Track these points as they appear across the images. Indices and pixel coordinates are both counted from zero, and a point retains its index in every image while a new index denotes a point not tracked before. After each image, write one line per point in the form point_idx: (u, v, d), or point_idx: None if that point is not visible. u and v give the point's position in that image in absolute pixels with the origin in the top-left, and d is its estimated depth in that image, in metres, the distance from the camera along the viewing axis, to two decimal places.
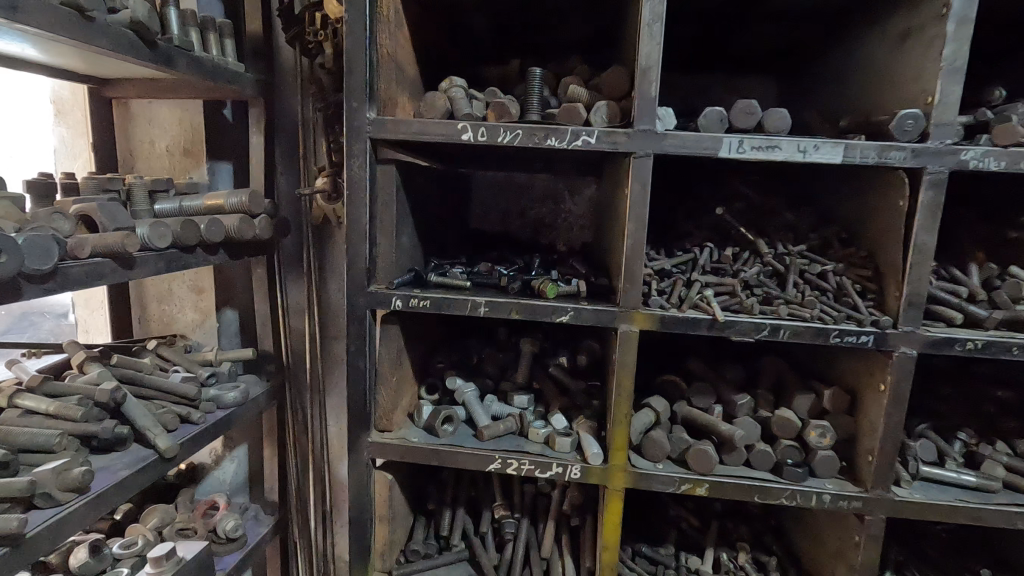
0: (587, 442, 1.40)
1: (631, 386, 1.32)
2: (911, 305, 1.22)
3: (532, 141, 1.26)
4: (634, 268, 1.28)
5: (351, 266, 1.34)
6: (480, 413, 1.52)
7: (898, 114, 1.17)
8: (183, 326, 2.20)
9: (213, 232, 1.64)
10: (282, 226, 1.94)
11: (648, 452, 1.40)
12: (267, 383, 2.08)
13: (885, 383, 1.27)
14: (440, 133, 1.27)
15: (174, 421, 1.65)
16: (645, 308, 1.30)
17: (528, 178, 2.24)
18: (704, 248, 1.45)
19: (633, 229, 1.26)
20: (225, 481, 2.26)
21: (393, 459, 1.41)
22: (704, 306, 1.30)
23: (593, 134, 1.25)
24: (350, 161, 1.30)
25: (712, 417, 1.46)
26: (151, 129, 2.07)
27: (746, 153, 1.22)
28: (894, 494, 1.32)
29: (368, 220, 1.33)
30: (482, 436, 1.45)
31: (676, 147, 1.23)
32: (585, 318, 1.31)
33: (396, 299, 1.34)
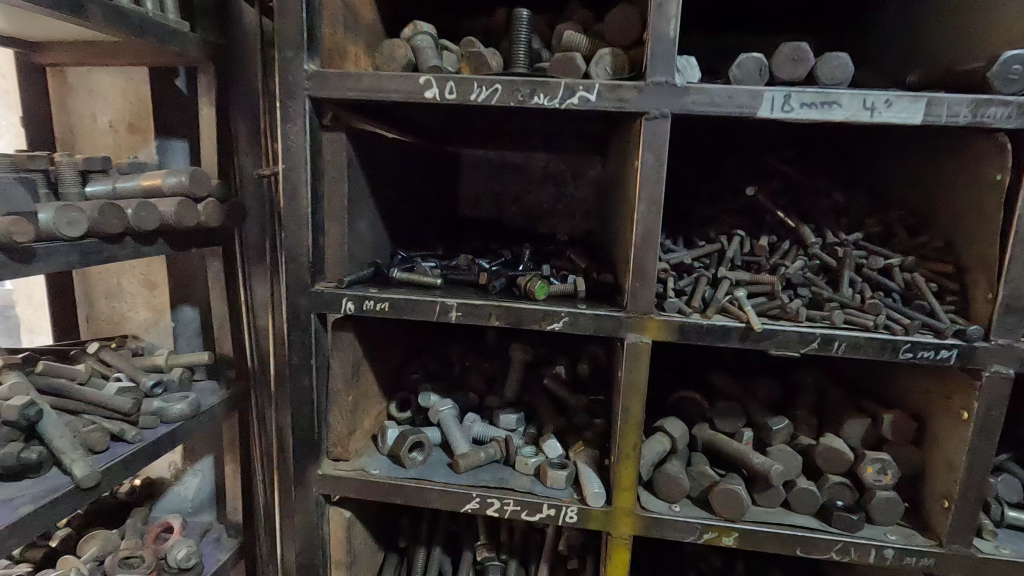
0: (586, 478, 1.13)
1: (640, 411, 1.05)
2: (1009, 311, 0.93)
3: (514, 99, 0.98)
4: (645, 262, 1.00)
5: (290, 260, 1.07)
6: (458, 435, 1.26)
7: (1001, 57, 0.87)
8: (135, 326, 1.95)
9: (143, 219, 1.38)
10: (236, 212, 1.68)
11: (662, 490, 1.13)
12: (226, 391, 1.82)
13: (970, 410, 0.98)
14: (396, 90, 1.00)
15: (101, 441, 1.41)
16: (659, 313, 1.02)
17: (524, 157, 1.96)
18: (733, 236, 1.17)
19: (643, 212, 0.98)
20: (188, 497, 2.03)
21: (350, 495, 1.16)
22: (734, 310, 1.02)
23: (593, 89, 0.96)
24: (286, 127, 1.03)
25: (742, 446, 1.18)
26: (92, 101, 1.81)
27: (794, 112, 0.93)
28: (976, 550, 1.03)
29: (311, 202, 1.06)
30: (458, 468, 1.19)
31: (701, 105, 0.94)
32: (583, 325, 1.03)
33: (348, 300, 1.08)
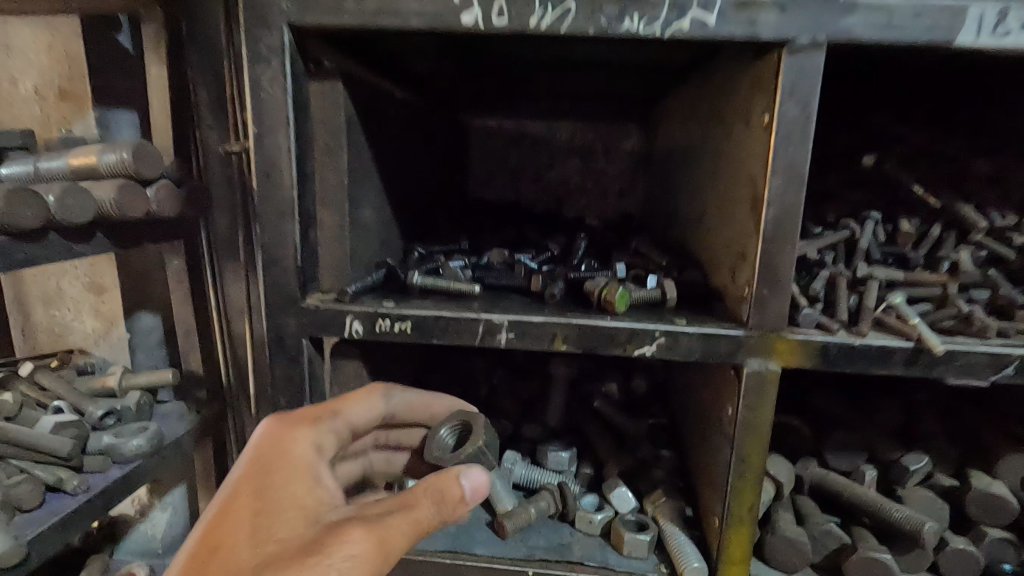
0: (676, 547, 0.85)
1: (761, 463, 0.77)
2: None
3: (593, 25, 0.66)
4: (780, 258, 0.70)
5: (269, 265, 0.76)
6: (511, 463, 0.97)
7: None
8: (82, 337, 1.61)
9: (73, 211, 1.06)
10: (198, 199, 1.34)
11: (776, 556, 0.86)
12: (197, 415, 1.48)
13: None
14: (418, 13, 0.67)
15: (32, 496, 1.09)
16: (792, 330, 0.73)
17: (547, 126, 1.64)
18: (864, 220, 0.88)
19: (779, 188, 0.69)
20: (157, 535, 1.72)
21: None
22: (896, 324, 0.73)
23: (713, 6, 0.65)
24: (253, 72, 0.70)
25: (870, 492, 0.91)
26: (11, 60, 1.44)
27: (1013, 38, 0.63)
28: None
29: (296, 182, 0.74)
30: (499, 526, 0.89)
31: (871, 29, 0.64)
32: (686, 348, 0.74)
33: (354, 320, 0.77)
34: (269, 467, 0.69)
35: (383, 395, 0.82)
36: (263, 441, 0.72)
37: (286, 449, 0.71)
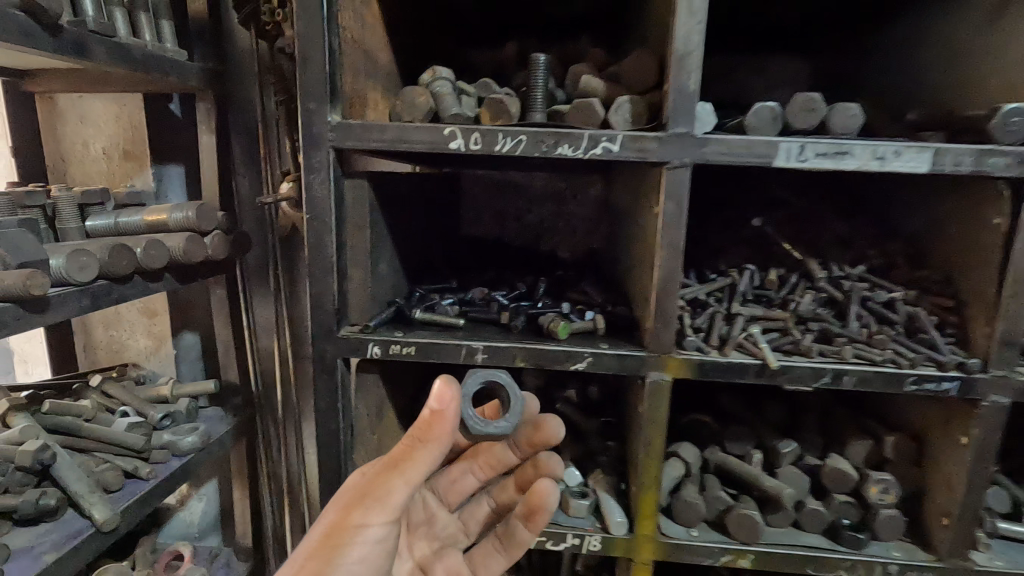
0: (607, 507, 1.17)
1: (661, 447, 1.09)
2: (1007, 345, 1.00)
3: (538, 150, 0.99)
4: (668, 303, 1.03)
5: (316, 307, 1.07)
6: (558, 434, 1.11)
7: (999, 109, 0.93)
8: (135, 354, 1.91)
9: (153, 257, 1.37)
10: (240, 242, 1.66)
11: (680, 516, 1.18)
12: (234, 418, 1.79)
13: (969, 437, 1.06)
14: (423, 139, 1.00)
15: (116, 480, 1.40)
16: (679, 352, 1.06)
17: (525, 176, 1.97)
18: (744, 270, 1.21)
19: (665, 257, 1.01)
20: (194, 523, 2.01)
21: (494, 573, 1.15)
22: (751, 347, 1.06)
23: (616, 139, 0.98)
24: (309, 176, 1.02)
25: (753, 469, 1.24)
26: (84, 128, 1.76)
27: (811, 162, 0.96)
28: (972, 563, 1.11)
29: (335, 250, 1.06)
30: (541, 492, 1.06)
31: (720, 155, 0.97)
32: (607, 364, 1.07)
33: (374, 345, 1.09)
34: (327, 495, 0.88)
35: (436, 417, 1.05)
36: None
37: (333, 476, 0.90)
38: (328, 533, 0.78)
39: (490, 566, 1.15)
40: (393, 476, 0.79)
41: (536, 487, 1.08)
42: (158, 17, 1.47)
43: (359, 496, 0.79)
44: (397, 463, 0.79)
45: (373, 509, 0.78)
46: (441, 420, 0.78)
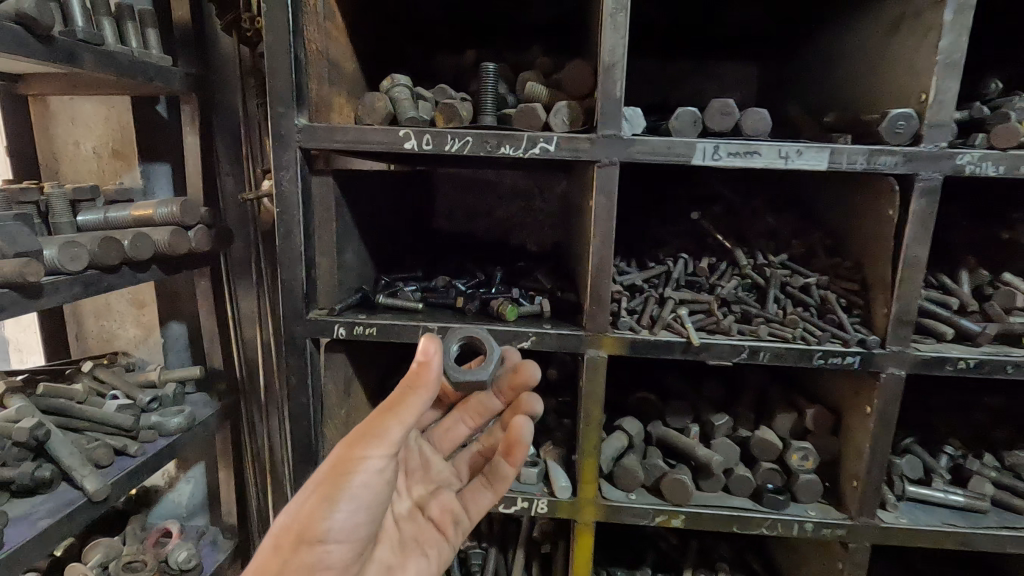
0: (554, 474, 1.29)
1: (599, 418, 1.21)
2: (901, 323, 1.12)
3: (483, 150, 1.11)
4: (602, 287, 1.15)
5: (287, 292, 1.19)
6: (535, 377, 1.16)
7: (888, 114, 1.05)
8: (125, 342, 2.02)
9: (139, 248, 1.48)
10: (224, 236, 1.77)
11: (620, 481, 1.30)
12: (219, 402, 1.91)
13: (872, 406, 1.18)
14: (380, 140, 1.11)
15: (106, 456, 1.51)
16: (614, 331, 1.18)
17: (494, 174, 2.08)
18: (679, 258, 1.33)
19: (598, 245, 1.13)
20: (183, 503, 2.11)
21: (484, 509, 1.20)
22: (677, 326, 1.19)
23: (552, 140, 1.10)
24: (279, 173, 1.14)
25: (689, 440, 1.36)
26: (75, 128, 1.86)
27: (724, 161, 1.08)
28: (879, 520, 1.24)
29: (303, 239, 1.17)
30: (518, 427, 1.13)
31: (644, 154, 1.09)
32: (549, 343, 1.19)
33: (339, 326, 1.21)
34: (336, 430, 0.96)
35: None
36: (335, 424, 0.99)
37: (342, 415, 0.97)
38: (332, 471, 0.86)
39: (480, 502, 1.20)
40: (388, 419, 0.86)
41: (513, 424, 1.15)
42: (144, 26, 1.57)
43: (358, 437, 0.86)
44: (390, 409, 0.86)
45: (371, 448, 0.85)
46: (426, 368, 0.85)
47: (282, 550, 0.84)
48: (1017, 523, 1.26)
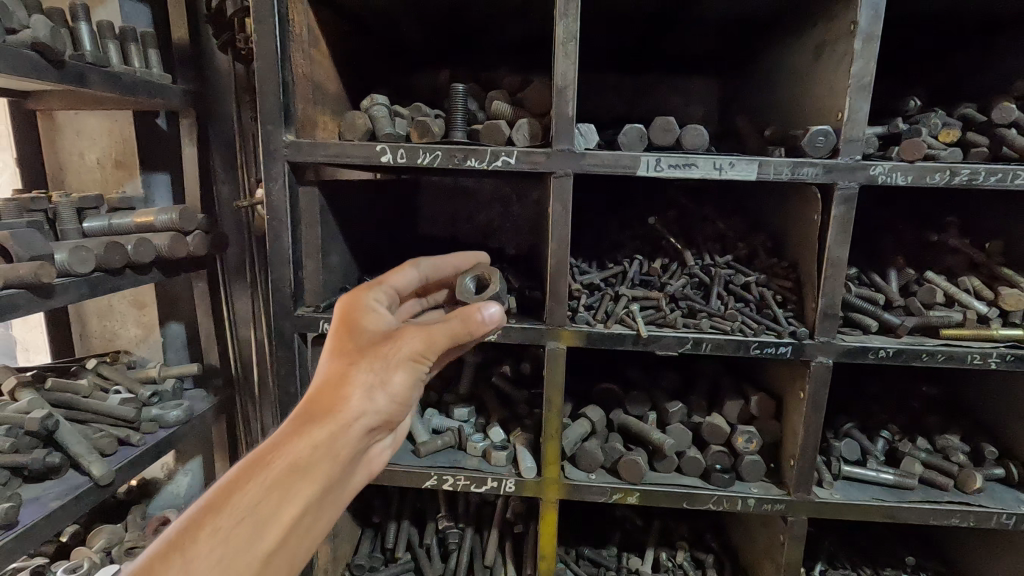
0: (521, 456, 1.42)
1: (560, 404, 1.34)
2: (827, 316, 1.25)
3: (451, 163, 1.24)
4: (559, 285, 1.28)
5: (277, 290, 1.32)
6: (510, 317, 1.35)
7: (809, 130, 1.19)
8: (126, 342, 2.14)
9: (142, 252, 1.61)
10: (220, 240, 1.90)
11: (582, 463, 1.43)
12: (216, 397, 2.03)
13: (804, 391, 1.31)
14: (359, 154, 1.24)
15: (111, 445, 1.63)
16: (572, 325, 1.31)
17: (475, 182, 2.20)
18: (634, 260, 1.47)
19: (555, 248, 1.26)
20: (180, 494, 2.21)
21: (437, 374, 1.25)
22: (629, 320, 1.32)
23: (513, 154, 1.23)
24: (270, 184, 1.26)
25: (647, 426, 1.49)
26: (80, 141, 1.98)
27: (665, 172, 1.22)
28: (815, 496, 1.37)
29: (291, 244, 1.30)
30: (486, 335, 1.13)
31: (595, 166, 1.22)
32: (513, 336, 1.31)
33: (324, 323, 1.33)
34: (361, 313, 1.02)
35: (413, 265, 1.17)
36: (352, 308, 1.03)
37: (363, 304, 1.04)
38: (398, 360, 0.96)
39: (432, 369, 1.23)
40: (450, 336, 0.98)
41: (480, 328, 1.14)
42: (146, 47, 1.71)
43: (420, 332, 0.97)
44: (453, 331, 0.99)
45: (423, 343, 0.97)
46: (485, 324, 1.00)
47: (349, 410, 0.91)
48: (941, 498, 1.39)
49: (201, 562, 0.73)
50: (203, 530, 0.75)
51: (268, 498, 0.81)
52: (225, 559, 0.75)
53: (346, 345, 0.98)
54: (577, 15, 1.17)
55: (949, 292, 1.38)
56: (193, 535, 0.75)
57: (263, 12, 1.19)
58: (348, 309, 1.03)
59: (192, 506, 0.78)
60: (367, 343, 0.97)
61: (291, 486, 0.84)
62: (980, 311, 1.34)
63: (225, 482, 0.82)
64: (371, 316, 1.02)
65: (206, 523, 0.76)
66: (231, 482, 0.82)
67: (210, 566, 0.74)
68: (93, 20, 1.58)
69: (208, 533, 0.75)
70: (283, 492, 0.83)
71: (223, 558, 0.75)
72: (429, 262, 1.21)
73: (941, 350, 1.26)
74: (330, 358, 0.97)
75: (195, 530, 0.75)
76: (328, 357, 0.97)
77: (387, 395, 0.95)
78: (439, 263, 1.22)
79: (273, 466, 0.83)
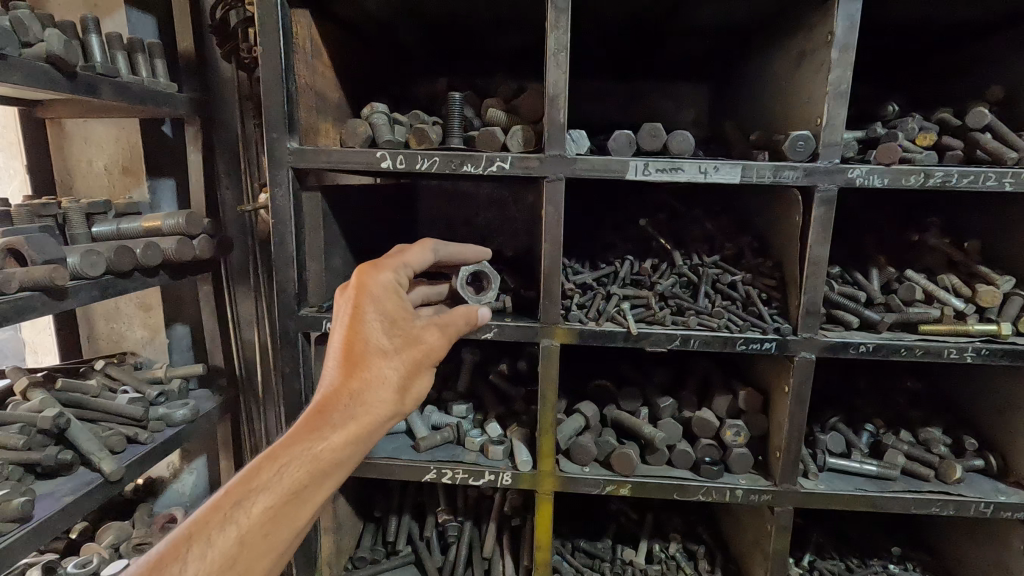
0: (517, 450, 1.47)
1: (553, 399, 1.40)
2: (809, 313, 1.31)
3: (449, 168, 1.30)
4: (552, 285, 1.33)
5: (281, 291, 1.37)
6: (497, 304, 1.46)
7: (790, 135, 1.24)
8: (132, 343, 2.19)
9: (150, 256, 1.66)
10: (224, 244, 1.95)
11: (576, 456, 1.47)
12: (221, 396, 2.08)
13: (788, 385, 1.37)
14: (360, 161, 1.30)
15: (120, 443, 1.68)
16: (565, 323, 1.37)
17: (472, 185, 2.25)
18: (626, 260, 1.52)
19: (549, 248, 1.32)
20: (186, 492, 2.26)
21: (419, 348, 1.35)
22: (620, 318, 1.37)
23: (507, 160, 1.28)
24: (275, 190, 1.32)
25: (639, 420, 1.54)
26: (88, 147, 2.04)
27: (653, 176, 1.27)
28: (801, 487, 1.42)
29: (295, 246, 1.36)
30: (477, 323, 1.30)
31: (586, 170, 1.28)
32: (508, 334, 1.36)
33: (327, 322, 1.38)
34: (390, 305, 1.10)
35: (431, 250, 1.25)
36: (381, 298, 1.10)
37: (391, 295, 1.11)
38: (422, 361, 1.11)
39: None
40: (457, 335, 1.21)
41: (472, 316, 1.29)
42: (153, 57, 1.76)
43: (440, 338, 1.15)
44: (460, 332, 1.23)
45: (441, 344, 1.15)
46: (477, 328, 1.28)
47: (382, 408, 1.01)
48: (922, 488, 1.44)
49: (253, 533, 0.83)
50: (253, 507, 0.84)
51: (311, 484, 0.90)
52: (271, 533, 0.85)
53: (377, 339, 1.06)
54: (567, 27, 1.23)
55: (928, 290, 1.44)
56: (246, 509, 0.84)
57: (268, 25, 1.24)
58: (377, 299, 1.10)
59: (248, 486, 0.85)
60: (398, 341, 1.08)
61: (330, 476, 0.93)
62: (956, 308, 1.39)
63: (270, 457, 0.90)
64: (399, 309, 1.11)
65: (256, 499, 0.85)
66: (272, 462, 0.89)
67: (259, 537, 0.84)
68: (103, 32, 1.64)
69: (259, 510, 0.85)
70: (323, 479, 0.92)
71: (269, 533, 0.85)
72: (444, 250, 1.29)
73: (919, 345, 1.31)
74: (367, 350, 1.04)
75: (247, 504, 0.84)
76: (364, 346, 1.04)
77: (411, 395, 1.08)
78: (452, 253, 1.30)
79: (319, 456, 0.92)
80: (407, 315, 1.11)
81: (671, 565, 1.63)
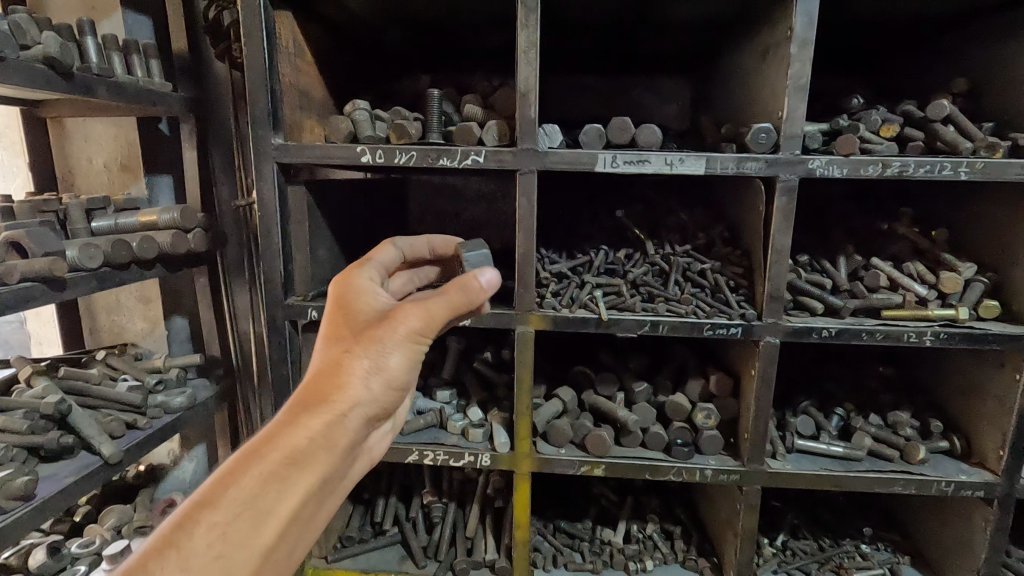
0: (496, 432, 1.54)
1: (529, 384, 1.46)
2: (774, 299, 1.36)
3: (426, 162, 1.35)
4: (527, 273, 1.39)
5: (268, 281, 1.44)
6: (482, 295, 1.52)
7: (752, 128, 1.30)
8: (133, 335, 2.27)
9: (146, 249, 1.72)
10: (218, 237, 2.02)
11: (553, 439, 1.54)
12: (218, 385, 2.16)
13: (755, 368, 1.42)
14: (340, 155, 1.36)
15: (120, 428, 1.75)
16: (539, 311, 1.42)
17: (461, 180, 2.31)
18: (600, 250, 1.58)
19: (522, 239, 1.37)
20: (186, 479, 2.34)
21: None
22: (592, 305, 1.42)
23: (481, 153, 1.34)
24: (261, 183, 1.38)
25: (614, 404, 1.60)
26: (88, 146, 2.11)
27: (621, 169, 1.33)
28: (768, 467, 1.47)
29: (281, 238, 1.42)
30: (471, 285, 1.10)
31: (557, 163, 1.33)
32: (485, 321, 1.42)
33: (312, 310, 1.45)
34: (354, 299, 1.09)
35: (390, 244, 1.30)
36: (346, 295, 1.10)
37: (357, 291, 1.11)
38: (392, 345, 1.02)
39: None
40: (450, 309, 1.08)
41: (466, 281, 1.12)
42: (148, 57, 1.83)
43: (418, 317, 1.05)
44: (455, 305, 1.08)
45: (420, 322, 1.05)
46: (484, 293, 1.10)
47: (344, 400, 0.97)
48: (886, 468, 1.49)
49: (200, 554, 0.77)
50: (200, 526, 0.79)
51: (266, 491, 0.85)
52: (224, 551, 0.79)
53: (341, 332, 1.04)
54: (537, 25, 1.28)
55: (892, 276, 1.49)
56: (191, 530, 0.78)
57: (252, 27, 1.30)
58: (341, 297, 1.10)
59: (198, 505, 0.81)
60: (363, 327, 1.04)
61: (289, 478, 0.88)
62: (919, 294, 1.44)
63: (223, 471, 0.86)
64: (365, 301, 1.09)
65: (201, 518, 0.80)
66: (226, 476, 0.85)
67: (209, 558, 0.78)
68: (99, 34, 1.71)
69: (205, 529, 0.79)
70: (280, 485, 0.87)
71: (221, 553, 0.79)
72: (405, 242, 1.36)
73: (879, 330, 1.36)
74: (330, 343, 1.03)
75: (192, 524, 0.79)
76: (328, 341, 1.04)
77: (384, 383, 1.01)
78: (414, 242, 1.37)
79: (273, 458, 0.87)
80: (377, 306, 1.09)
81: (648, 544, 1.69)
